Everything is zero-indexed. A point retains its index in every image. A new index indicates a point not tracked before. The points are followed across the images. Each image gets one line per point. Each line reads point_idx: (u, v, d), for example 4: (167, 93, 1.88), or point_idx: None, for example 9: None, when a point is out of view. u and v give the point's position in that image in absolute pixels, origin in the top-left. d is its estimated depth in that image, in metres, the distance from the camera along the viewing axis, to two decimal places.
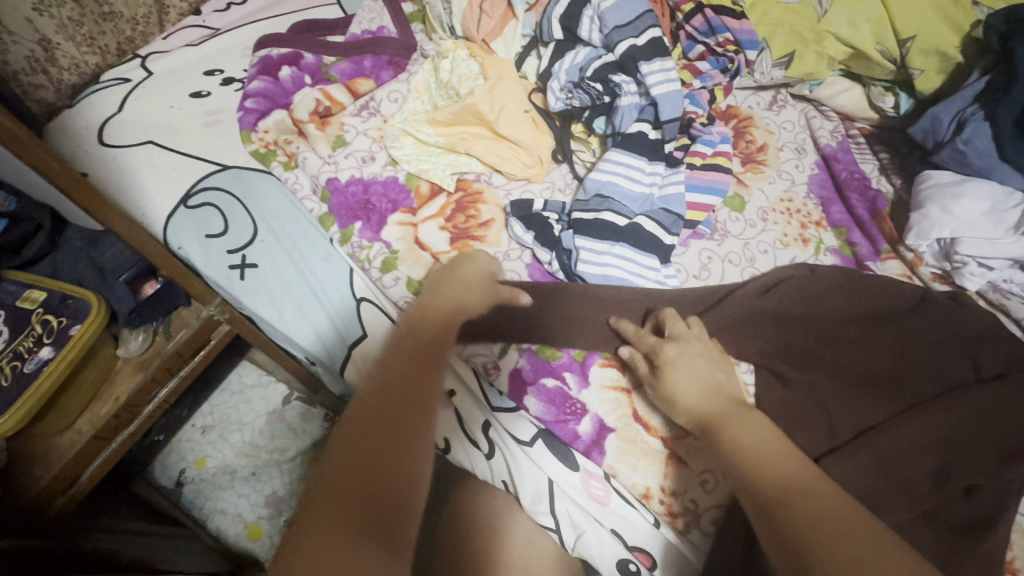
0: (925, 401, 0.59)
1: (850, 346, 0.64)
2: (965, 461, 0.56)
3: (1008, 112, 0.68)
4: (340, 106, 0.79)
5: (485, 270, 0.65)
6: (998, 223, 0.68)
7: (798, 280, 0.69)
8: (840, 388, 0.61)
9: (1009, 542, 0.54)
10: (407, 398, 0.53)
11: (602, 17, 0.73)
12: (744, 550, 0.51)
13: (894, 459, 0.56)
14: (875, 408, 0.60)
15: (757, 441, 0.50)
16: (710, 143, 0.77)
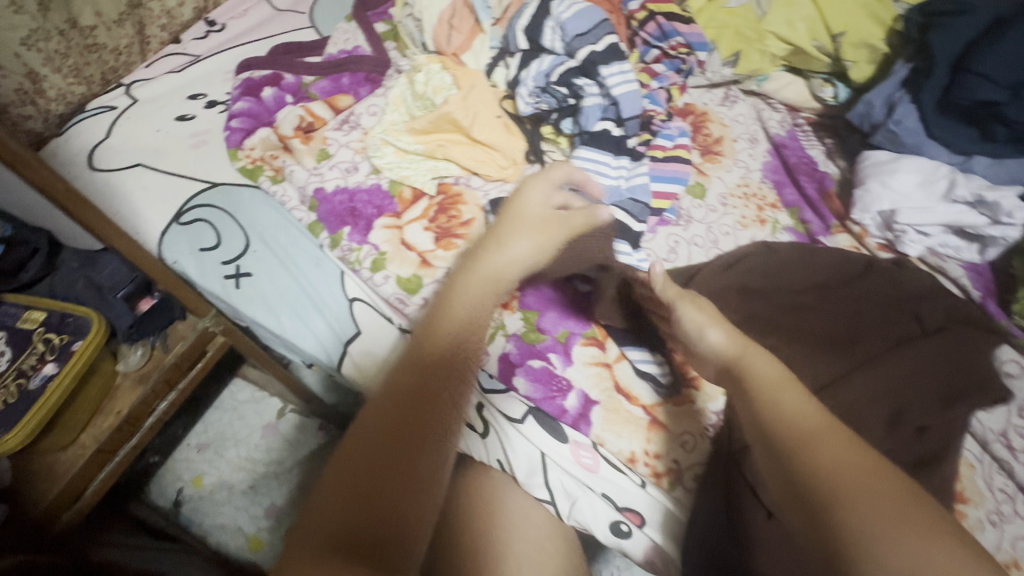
0: (875, 355, 0.66)
1: (811, 313, 0.70)
2: (913, 404, 0.63)
3: (931, 93, 0.75)
4: (322, 121, 0.84)
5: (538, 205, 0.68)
6: (930, 193, 0.75)
7: (760, 255, 0.76)
8: (801, 351, 0.67)
9: (957, 474, 0.60)
10: (435, 386, 0.50)
11: (563, 27, 0.79)
12: (725, 497, 0.58)
13: (850, 410, 0.63)
14: (832, 365, 0.66)
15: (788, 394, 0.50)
16: (669, 137, 0.83)
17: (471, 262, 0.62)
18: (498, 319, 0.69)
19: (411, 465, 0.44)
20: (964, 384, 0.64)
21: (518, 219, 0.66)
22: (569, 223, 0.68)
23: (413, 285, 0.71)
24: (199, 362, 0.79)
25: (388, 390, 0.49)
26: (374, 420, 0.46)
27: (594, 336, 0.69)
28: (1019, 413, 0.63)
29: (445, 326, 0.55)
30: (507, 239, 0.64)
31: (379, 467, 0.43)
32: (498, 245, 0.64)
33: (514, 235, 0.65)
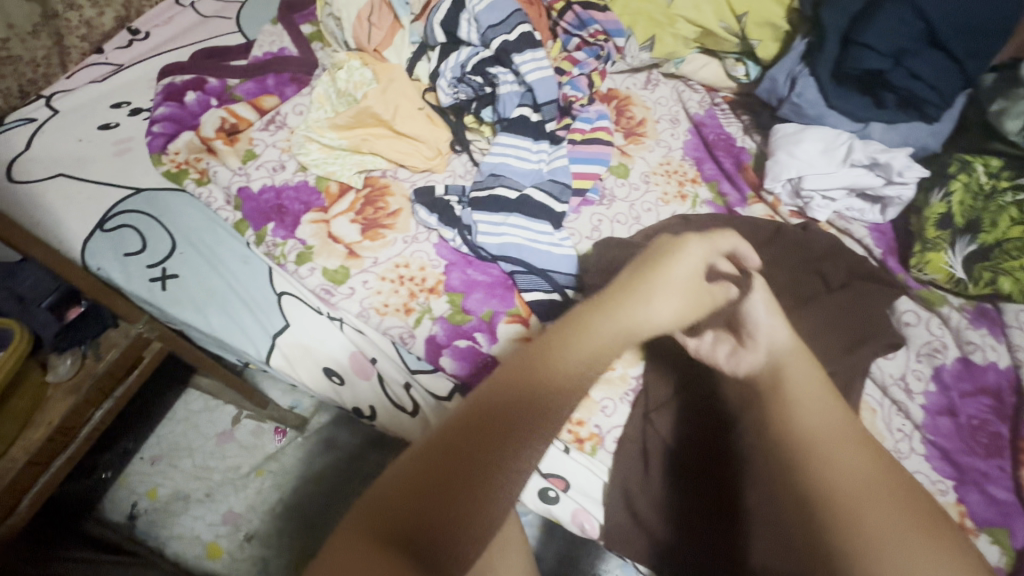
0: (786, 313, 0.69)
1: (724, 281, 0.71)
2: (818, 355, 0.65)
3: (825, 67, 0.80)
4: (247, 123, 0.85)
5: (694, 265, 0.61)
6: (832, 158, 0.80)
7: (673, 227, 0.78)
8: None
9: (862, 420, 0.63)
10: (532, 416, 0.42)
11: (477, 18, 0.82)
12: (640, 447, 0.62)
13: None
14: None
15: (817, 408, 0.52)
16: (588, 121, 0.86)
17: (608, 304, 0.55)
18: (424, 303, 0.71)
19: (476, 502, 0.37)
20: (865, 334, 0.67)
21: (663, 272, 0.59)
22: (714, 296, 0.60)
23: (340, 276, 0.72)
24: (133, 370, 0.78)
25: (481, 398, 0.42)
26: (450, 435, 0.39)
27: (518, 314, 0.71)
28: (916, 356, 0.68)
29: (557, 355, 0.48)
30: (642, 296, 0.57)
31: (442, 486, 0.36)
32: (643, 296, 0.57)
33: (660, 293, 0.58)
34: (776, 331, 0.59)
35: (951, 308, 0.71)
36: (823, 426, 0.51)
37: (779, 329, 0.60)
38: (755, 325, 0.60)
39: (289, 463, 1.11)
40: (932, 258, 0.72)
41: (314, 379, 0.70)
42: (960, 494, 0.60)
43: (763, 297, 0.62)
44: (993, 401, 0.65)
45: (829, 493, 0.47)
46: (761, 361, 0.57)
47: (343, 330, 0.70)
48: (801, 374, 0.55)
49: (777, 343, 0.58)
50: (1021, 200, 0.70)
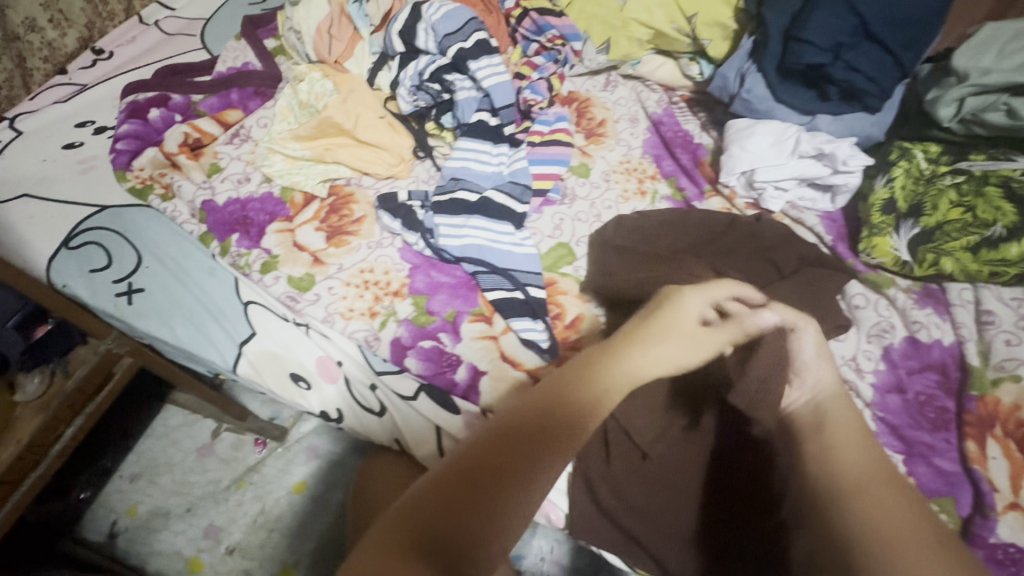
0: None
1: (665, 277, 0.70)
2: None
3: (771, 63, 0.83)
4: (210, 137, 0.86)
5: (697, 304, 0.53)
6: (781, 150, 0.82)
7: (630, 218, 0.80)
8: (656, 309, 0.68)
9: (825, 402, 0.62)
10: (571, 434, 0.40)
11: (434, 28, 0.84)
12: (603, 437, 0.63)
13: None
14: None
15: (856, 440, 0.48)
16: (546, 123, 0.89)
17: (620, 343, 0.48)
18: (389, 306, 0.72)
19: (491, 527, 0.35)
20: (815, 318, 0.70)
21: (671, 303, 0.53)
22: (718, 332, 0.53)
23: (305, 283, 0.73)
24: (104, 387, 0.78)
25: (507, 417, 0.40)
26: (485, 446, 0.38)
27: (481, 313, 0.73)
28: (866, 337, 0.71)
29: (591, 385, 0.44)
30: (676, 317, 0.51)
31: (463, 506, 0.35)
32: (651, 338, 0.49)
33: (668, 333, 0.49)
34: (823, 370, 0.55)
35: (897, 290, 0.74)
36: (872, 464, 0.46)
37: (824, 366, 0.55)
38: (800, 363, 0.56)
39: (270, 474, 1.12)
40: (879, 243, 0.75)
41: (281, 385, 0.71)
42: (909, 467, 0.62)
43: (812, 342, 0.56)
44: (939, 377, 0.67)
45: (868, 527, 0.40)
46: (804, 399, 0.54)
47: (310, 335, 0.71)
48: (844, 412, 0.51)
49: (827, 382, 0.54)
50: (959, 183, 0.73)
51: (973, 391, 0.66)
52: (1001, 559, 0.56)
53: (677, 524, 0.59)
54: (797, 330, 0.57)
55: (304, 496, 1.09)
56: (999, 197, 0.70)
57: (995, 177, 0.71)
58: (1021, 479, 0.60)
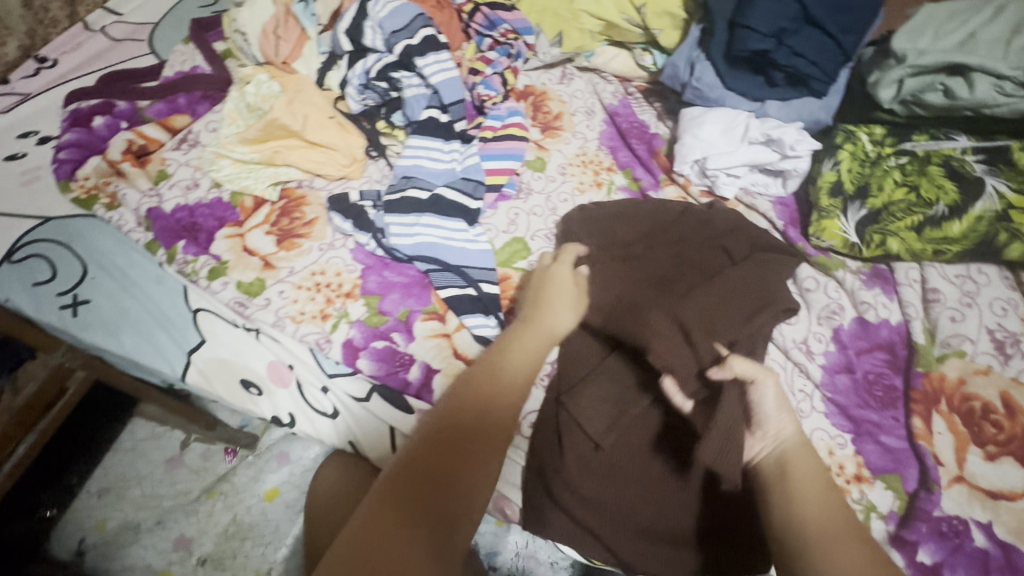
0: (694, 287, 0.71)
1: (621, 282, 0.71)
2: (725, 326, 0.67)
3: (718, 52, 0.83)
4: (156, 143, 0.84)
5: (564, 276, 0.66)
6: (731, 138, 0.82)
7: (585, 212, 0.81)
8: (609, 317, 0.68)
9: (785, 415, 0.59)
10: (497, 406, 0.53)
11: (381, 24, 0.84)
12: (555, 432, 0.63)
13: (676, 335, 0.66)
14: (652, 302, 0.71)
15: (813, 483, 0.47)
16: (498, 118, 0.89)
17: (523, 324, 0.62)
18: (341, 308, 0.72)
19: (455, 492, 0.46)
20: (768, 303, 0.69)
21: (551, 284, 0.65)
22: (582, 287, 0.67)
23: (255, 288, 0.72)
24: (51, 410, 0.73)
25: (446, 409, 0.52)
26: (436, 434, 0.49)
27: (434, 311, 0.72)
28: (817, 320, 0.71)
29: (505, 365, 0.57)
30: (553, 300, 0.64)
31: (432, 492, 0.45)
32: (543, 312, 0.63)
33: (558, 303, 0.64)
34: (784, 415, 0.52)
35: (846, 272, 0.74)
36: (827, 504, 0.46)
37: (786, 416, 0.52)
38: (761, 414, 0.52)
39: (241, 483, 1.10)
40: (828, 226, 0.76)
41: (232, 392, 0.69)
42: (857, 446, 0.63)
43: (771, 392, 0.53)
44: (887, 355, 0.68)
45: None
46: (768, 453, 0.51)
47: (260, 340, 0.70)
48: (810, 464, 0.49)
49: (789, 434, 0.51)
50: (903, 164, 0.74)
51: (919, 368, 0.67)
52: (946, 532, 0.57)
53: (632, 515, 0.60)
54: (758, 382, 0.53)
55: (276, 503, 1.08)
56: (941, 175, 0.71)
57: (937, 156, 0.72)
58: (965, 453, 0.62)
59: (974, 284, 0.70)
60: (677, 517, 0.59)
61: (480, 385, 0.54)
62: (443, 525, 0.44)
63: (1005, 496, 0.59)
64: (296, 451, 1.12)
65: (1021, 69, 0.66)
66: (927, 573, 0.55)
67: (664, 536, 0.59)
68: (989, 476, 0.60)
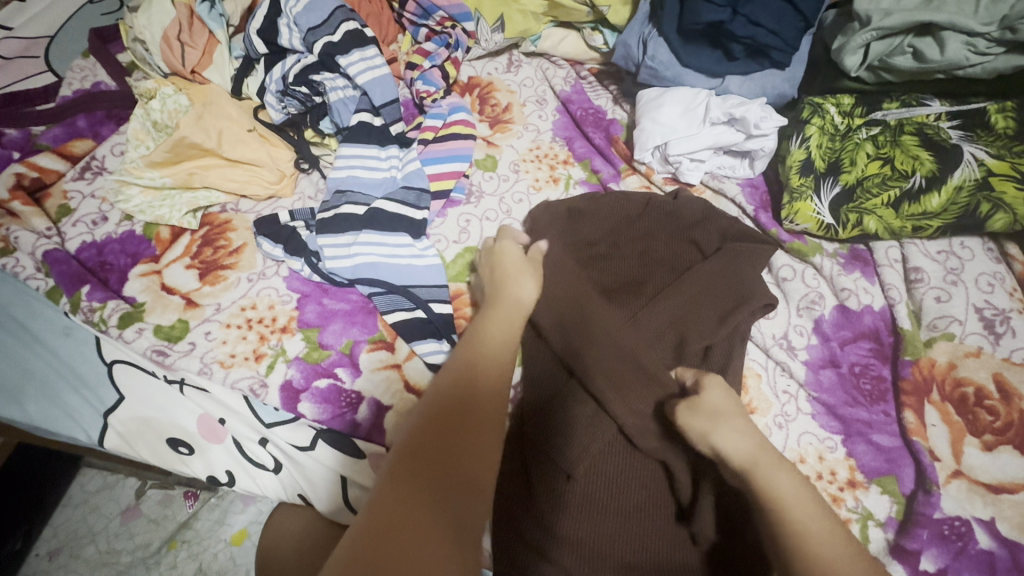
0: (662, 288, 0.67)
1: (593, 302, 0.64)
2: (695, 328, 0.63)
3: (670, 26, 0.76)
4: (54, 174, 0.75)
5: (515, 253, 0.65)
6: (692, 120, 0.75)
7: (546, 208, 0.74)
8: (563, 329, 0.64)
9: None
10: (486, 374, 0.51)
11: (296, 22, 0.76)
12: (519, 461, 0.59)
13: (641, 345, 0.63)
14: (620, 310, 0.66)
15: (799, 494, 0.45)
16: (439, 117, 0.80)
17: (496, 295, 0.61)
18: (277, 345, 0.64)
19: (462, 457, 0.45)
20: (745, 298, 0.64)
21: (505, 264, 0.64)
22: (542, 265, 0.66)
23: (176, 332, 0.64)
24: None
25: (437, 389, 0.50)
26: (434, 407, 0.48)
27: (381, 339, 0.65)
28: (796, 311, 0.66)
29: (488, 335, 0.55)
30: (514, 275, 0.63)
31: (437, 464, 0.44)
32: (512, 280, 0.62)
33: (525, 276, 0.63)
34: (737, 435, 0.50)
35: (824, 256, 0.69)
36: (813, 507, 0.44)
37: (743, 440, 0.49)
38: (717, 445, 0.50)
39: (205, 529, 1.01)
40: (800, 208, 0.69)
41: (158, 455, 0.61)
42: (848, 448, 0.58)
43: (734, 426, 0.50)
44: (873, 345, 0.63)
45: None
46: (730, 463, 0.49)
47: (185, 392, 0.62)
48: (785, 478, 0.46)
49: (748, 450, 0.49)
50: (875, 135, 0.69)
51: (907, 356, 0.62)
52: (948, 535, 0.53)
53: (612, 550, 0.55)
54: (717, 428, 0.51)
55: (245, 546, 0.99)
56: (915, 145, 0.66)
57: (910, 125, 0.68)
58: (962, 445, 0.57)
59: (958, 259, 0.66)
60: (666, 547, 0.55)
61: (465, 364, 0.52)
62: (455, 505, 0.43)
63: (1007, 489, 0.55)
64: None
65: (993, 24, 0.60)
66: None
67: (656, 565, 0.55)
68: (989, 469, 0.56)
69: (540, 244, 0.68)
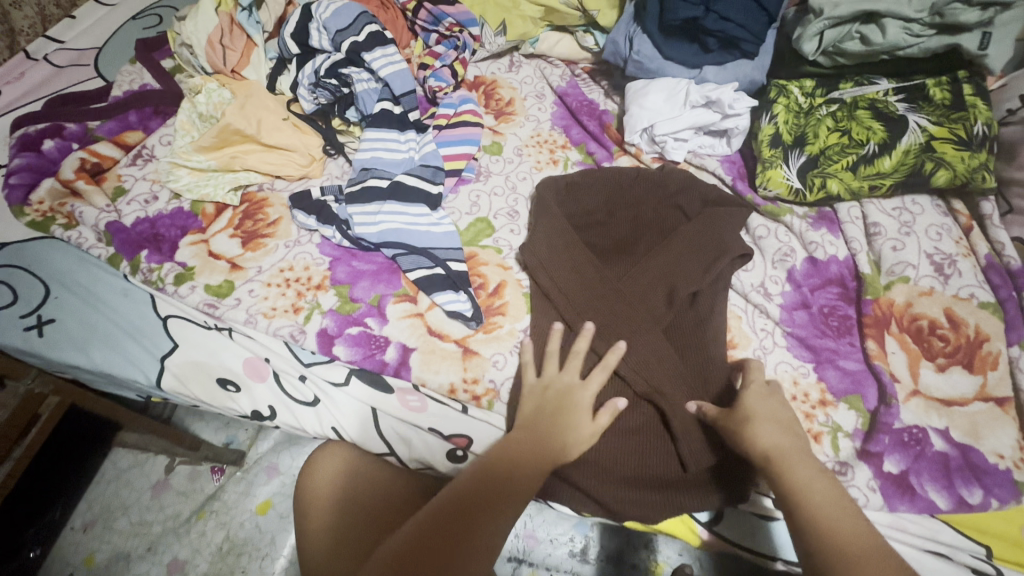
0: (652, 247, 0.75)
1: (592, 268, 0.72)
2: (683, 276, 0.71)
3: (653, 24, 0.86)
4: (111, 161, 0.84)
5: (543, 227, 0.76)
6: (675, 104, 0.85)
7: (545, 187, 0.81)
8: (559, 281, 0.72)
9: (722, 378, 0.65)
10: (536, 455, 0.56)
11: (325, 25, 0.86)
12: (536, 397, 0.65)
13: (636, 294, 0.70)
14: (615, 266, 0.75)
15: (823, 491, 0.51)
16: (451, 106, 0.90)
17: (542, 264, 0.73)
18: (313, 300, 0.72)
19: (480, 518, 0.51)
20: (725, 250, 0.72)
21: (533, 236, 0.75)
22: (552, 234, 0.75)
23: (223, 290, 0.73)
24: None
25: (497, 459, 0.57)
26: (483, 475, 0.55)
27: (405, 293, 0.73)
28: (771, 264, 0.75)
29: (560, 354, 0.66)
30: (533, 247, 0.74)
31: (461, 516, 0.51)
32: (543, 250, 0.74)
33: (549, 245, 0.74)
34: (768, 434, 0.55)
35: (794, 217, 0.78)
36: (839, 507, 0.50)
37: (775, 436, 0.54)
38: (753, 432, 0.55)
39: (232, 499, 1.07)
40: (772, 175, 0.78)
41: (209, 393, 0.69)
42: (819, 373, 0.66)
43: (771, 426, 0.55)
44: (839, 289, 0.72)
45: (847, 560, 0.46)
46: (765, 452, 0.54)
47: (233, 339, 0.70)
48: (803, 469, 0.52)
49: (776, 444, 0.54)
50: (834, 111, 0.78)
51: (869, 296, 0.71)
52: (908, 441, 0.61)
53: (615, 467, 0.62)
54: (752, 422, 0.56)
55: (269, 515, 1.06)
56: (869, 118, 0.76)
57: (863, 101, 0.78)
58: (919, 367, 0.66)
59: (910, 214, 0.76)
60: (663, 462, 0.62)
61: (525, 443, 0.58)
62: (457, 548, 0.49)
63: (958, 402, 0.63)
64: (285, 462, 1.10)
65: (925, 11, 0.71)
66: (893, 481, 0.59)
67: (654, 476, 0.62)
68: (941, 386, 0.64)
69: (543, 214, 0.77)
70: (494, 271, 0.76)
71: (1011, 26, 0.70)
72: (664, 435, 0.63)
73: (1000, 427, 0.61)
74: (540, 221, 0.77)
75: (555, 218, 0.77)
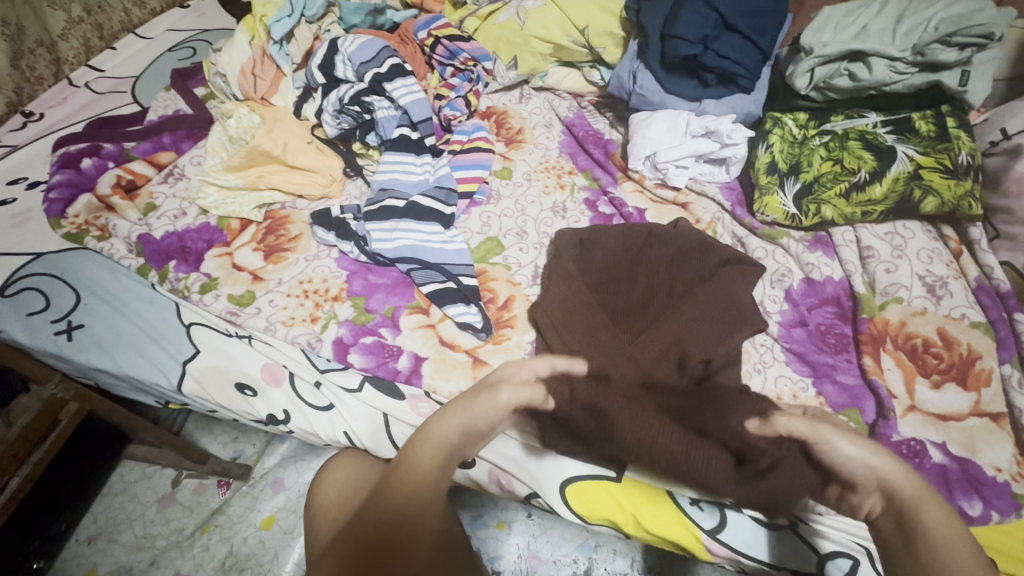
0: (669, 304, 0.72)
1: (606, 331, 0.69)
2: (696, 345, 0.67)
3: (655, 60, 0.92)
4: (144, 178, 0.90)
5: (554, 293, 0.74)
6: (676, 133, 0.90)
7: (559, 242, 0.81)
8: (566, 340, 0.70)
9: (747, 408, 0.62)
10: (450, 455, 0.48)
11: (351, 58, 0.94)
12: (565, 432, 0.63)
13: (647, 360, 0.67)
14: (631, 328, 0.71)
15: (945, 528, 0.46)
16: (465, 133, 0.96)
17: (552, 327, 0.71)
18: (330, 311, 0.76)
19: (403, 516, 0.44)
20: (738, 322, 0.70)
21: (540, 303, 0.74)
22: (565, 297, 0.73)
23: (246, 299, 0.77)
24: (12, 479, 0.67)
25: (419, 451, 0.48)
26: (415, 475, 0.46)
27: (418, 305, 0.77)
28: (770, 285, 0.78)
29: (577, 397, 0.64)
30: (542, 311, 0.73)
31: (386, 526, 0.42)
32: (552, 316, 0.72)
33: (560, 309, 0.72)
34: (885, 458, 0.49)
35: (790, 239, 0.82)
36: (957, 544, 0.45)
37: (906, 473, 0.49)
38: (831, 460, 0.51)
39: (237, 514, 1.06)
40: (769, 201, 0.82)
41: (228, 397, 0.72)
42: (817, 388, 0.68)
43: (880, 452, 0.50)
44: (835, 308, 0.75)
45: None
46: (892, 480, 0.48)
47: (253, 345, 0.73)
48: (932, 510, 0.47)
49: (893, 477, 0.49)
50: (827, 142, 0.83)
51: (865, 314, 0.73)
52: (906, 453, 0.62)
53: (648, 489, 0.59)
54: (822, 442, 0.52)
55: (273, 531, 1.04)
56: (860, 148, 0.80)
57: (854, 133, 0.82)
58: (914, 384, 0.68)
59: (901, 238, 0.80)
60: (699, 474, 0.59)
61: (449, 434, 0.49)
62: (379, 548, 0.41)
63: (954, 417, 0.65)
64: (290, 477, 1.08)
65: (908, 50, 0.76)
66: None
67: (693, 472, 0.59)
68: (937, 402, 0.66)
69: (552, 277, 0.76)
70: (503, 287, 0.79)
71: (988, 65, 0.76)
72: (694, 451, 0.60)
73: (997, 442, 0.63)
74: (548, 289, 0.75)
75: (562, 278, 0.75)
